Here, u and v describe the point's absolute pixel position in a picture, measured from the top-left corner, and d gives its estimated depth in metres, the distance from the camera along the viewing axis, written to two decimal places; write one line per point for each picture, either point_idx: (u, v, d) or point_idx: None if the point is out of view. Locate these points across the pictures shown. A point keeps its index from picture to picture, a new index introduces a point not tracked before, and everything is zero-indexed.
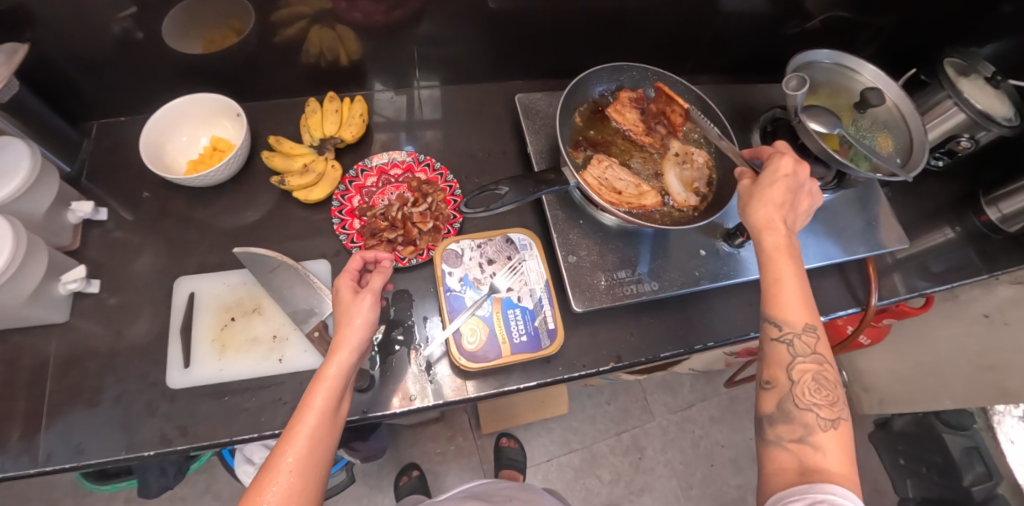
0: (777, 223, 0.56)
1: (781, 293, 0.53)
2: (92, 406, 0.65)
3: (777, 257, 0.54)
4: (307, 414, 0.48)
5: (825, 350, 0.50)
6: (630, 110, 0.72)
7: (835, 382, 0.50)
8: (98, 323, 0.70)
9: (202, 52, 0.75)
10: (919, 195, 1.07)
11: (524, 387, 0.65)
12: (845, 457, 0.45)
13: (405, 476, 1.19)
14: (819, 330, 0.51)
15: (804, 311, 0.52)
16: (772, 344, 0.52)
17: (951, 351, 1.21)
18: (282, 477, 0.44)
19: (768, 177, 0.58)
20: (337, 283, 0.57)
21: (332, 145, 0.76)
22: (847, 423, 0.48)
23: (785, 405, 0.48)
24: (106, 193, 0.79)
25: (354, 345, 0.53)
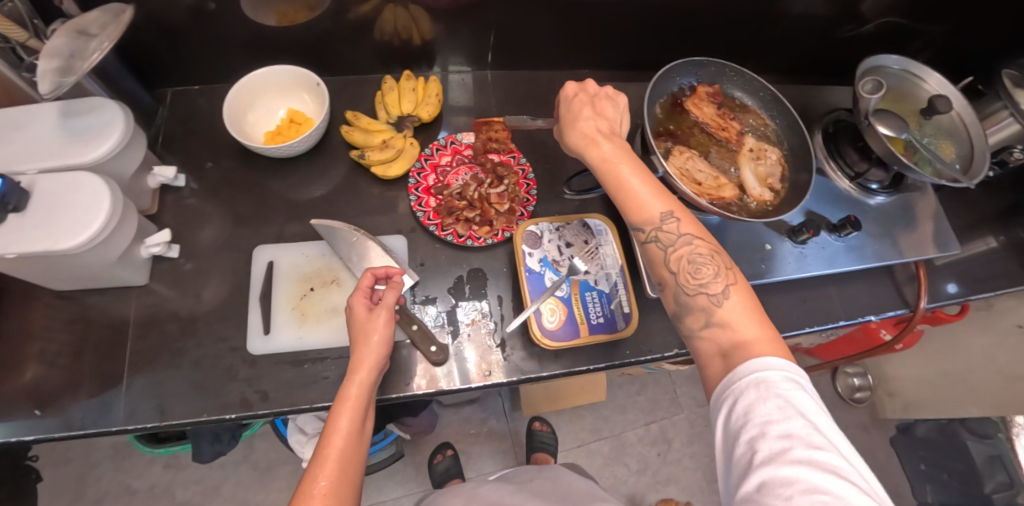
0: (598, 135, 0.57)
1: (632, 196, 0.53)
2: (172, 367, 0.66)
3: (614, 167, 0.54)
4: (335, 438, 0.50)
5: (690, 227, 0.51)
6: (707, 104, 0.73)
7: (714, 251, 0.51)
8: (175, 288, 0.72)
9: (275, 24, 0.75)
10: (964, 204, 1.08)
11: (595, 368, 0.67)
12: (751, 314, 0.47)
13: (439, 455, 1.22)
14: (676, 211, 0.52)
15: (658, 200, 0.53)
16: (648, 248, 0.53)
17: (979, 360, 1.22)
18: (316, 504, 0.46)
19: (568, 107, 0.60)
20: (351, 304, 0.58)
21: (410, 123, 0.78)
22: (739, 284, 0.49)
23: (681, 300, 0.50)
24: (179, 161, 0.80)
25: (373, 363, 0.55)
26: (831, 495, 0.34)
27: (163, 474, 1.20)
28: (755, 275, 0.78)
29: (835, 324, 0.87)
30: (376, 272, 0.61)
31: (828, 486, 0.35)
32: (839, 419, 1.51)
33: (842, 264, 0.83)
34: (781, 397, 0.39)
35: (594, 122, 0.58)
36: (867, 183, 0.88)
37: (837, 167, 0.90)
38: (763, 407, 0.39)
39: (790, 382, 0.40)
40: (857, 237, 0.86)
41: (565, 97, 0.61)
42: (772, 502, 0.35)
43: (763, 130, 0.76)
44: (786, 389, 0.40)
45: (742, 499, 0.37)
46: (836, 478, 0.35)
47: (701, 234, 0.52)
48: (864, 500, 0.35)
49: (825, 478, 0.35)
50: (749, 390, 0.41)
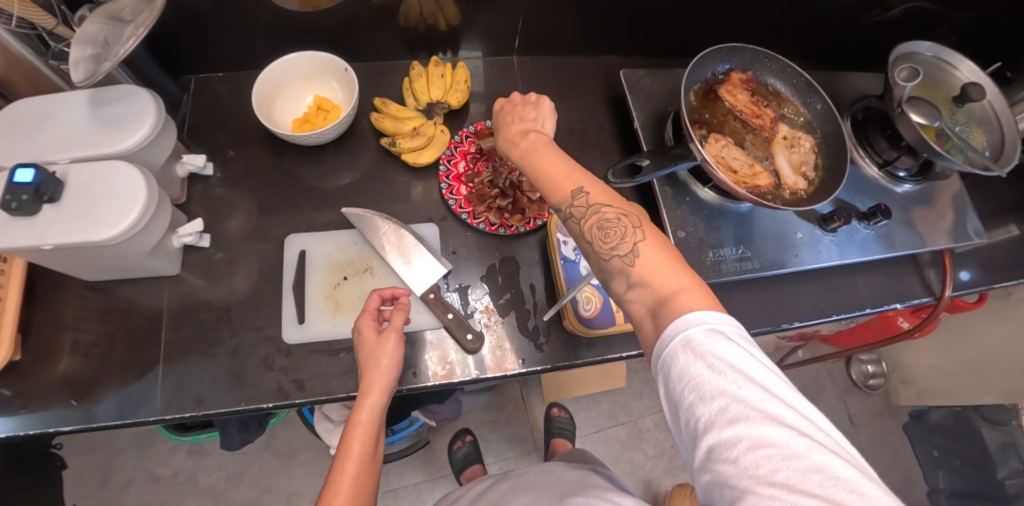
0: (516, 135, 0.56)
1: (545, 179, 0.53)
2: (208, 357, 0.67)
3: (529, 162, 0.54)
4: (346, 462, 0.51)
5: (598, 197, 0.50)
6: (741, 91, 0.72)
7: (623, 213, 0.48)
8: (207, 277, 0.72)
9: (299, 9, 0.73)
10: (988, 191, 1.08)
11: (628, 355, 0.67)
12: (667, 264, 0.44)
13: (459, 441, 1.23)
14: (585, 185, 0.51)
15: (566, 178, 0.52)
16: (569, 227, 0.51)
17: (997, 348, 1.23)
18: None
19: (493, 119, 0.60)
20: (359, 326, 0.58)
21: (439, 109, 0.76)
22: (652, 238, 0.46)
23: (600, 269, 0.48)
24: (205, 149, 0.79)
25: (383, 386, 0.55)
26: (774, 446, 0.32)
27: (187, 460, 1.22)
28: (784, 263, 0.77)
29: (860, 312, 0.88)
30: (383, 293, 0.61)
31: (769, 436, 0.32)
32: (853, 406, 1.52)
33: (870, 252, 0.83)
34: (706, 352, 0.37)
35: (517, 126, 0.58)
36: (896, 171, 0.87)
37: (865, 154, 0.89)
38: (693, 366, 0.37)
39: (712, 331, 0.38)
40: (885, 225, 0.86)
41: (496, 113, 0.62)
42: (722, 467, 0.33)
43: (797, 118, 0.75)
44: (710, 340, 0.37)
45: (700, 467, 0.35)
46: (773, 423, 0.33)
47: (611, 200, 0.50)
48: (805, 441, 0.32)
49: (763, 427, 0.33)
50: (678, 352, 0.38)
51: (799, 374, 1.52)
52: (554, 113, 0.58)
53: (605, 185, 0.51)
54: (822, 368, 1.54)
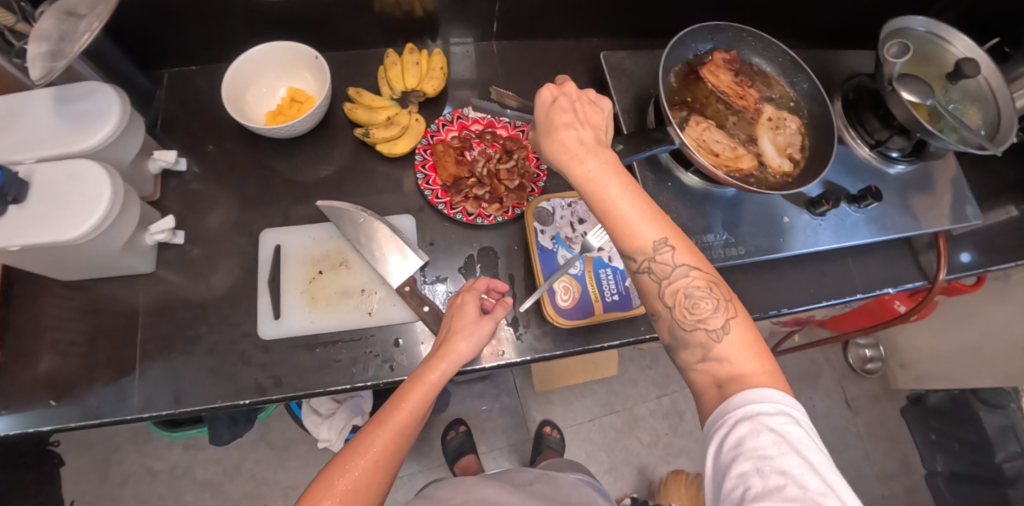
0: (582, 149, 0.47)
1: (620, 221, 0.46)
2: (184, 355, 0.66)
3: (599, 186, 0.46)
4: (399, 407, 0.52)
5: (687, 257, 0.45)
6: (724, 72, 0.69)
7: (712, 281, 0.46)
8: (184, 274, 0.71)
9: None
10: (987, 172, 1.06)
11: (610, 345, 0.66)
12: (755, 349, 0.43)
13: (453, 431, 1.23)
14: (669, 236, 0.45)
15: (650, 226, 0.46)
16: (640, 279, 0.47)
17: (996, 330, 1.22)
18: (365, 463, 0.48)
19: (541, 115, 0.49)
20: (463, 298, 0.60)
21: (414, 98, 0.75)
22: (740, 316, 0.44)
23: (676, 335, 0.45)
24: (181, 144, 0.78)
25: (459, 359, 0.56)
26: None
27: (183, 455, 1.22)
28: (771, 249, 0.76)
29: (852, 297, 0.85)
30: (494, 284, 0.63)
31: None
32: (851, 391, 1.51)
33: (861, 236, 0.81)
34: (775, 432, 0.37)
35: (578, 133, 0.48)
36: (888, 151, 0.84)
37: (856, 135, 0.86)
38: (757, 442, 0.37)
39: (785, 416, 0.38)
40: (877, 208, 0.83)
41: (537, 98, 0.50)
42: None
43: (782, 98, 0.72)
44: (781, 425, 0.37)
45: None
46: None
47: (699, 262, 0.46)
48: None
49: None
50: (742, 423, 0.38)
51: (797, 359, 1.51)
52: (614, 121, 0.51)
53: (689, 239, 0.46)
54: (820, 353, 1.53)
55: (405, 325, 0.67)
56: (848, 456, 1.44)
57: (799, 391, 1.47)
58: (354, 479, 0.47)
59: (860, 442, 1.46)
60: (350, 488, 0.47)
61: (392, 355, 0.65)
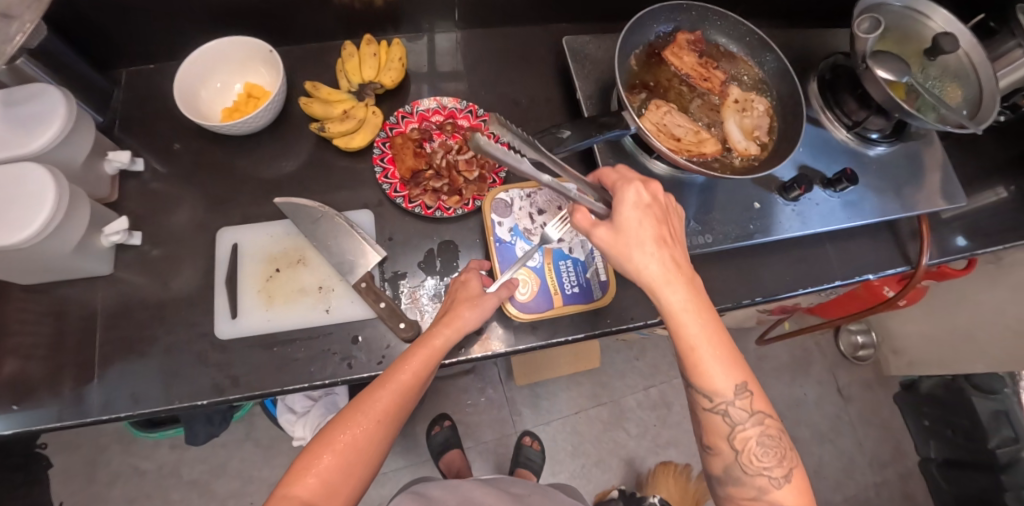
0: (675, 278, 0.48)
1: (698, 361, 0.48)
2: (143, 356, 0.65)
3: (685, 320, 0.48)
4: (402, 372, 0.54)
5: (761, 405, 0.49)
6: (688, 53, 0.66)
7: (778, 430, 0.50)
8: (144, 275, 0.70)
9: None
10: (972, 153, 1.04)
11: (572, 339, 0.64)
12: (802, 497, 0.48)
13: (437, 426, 1.22)
14: (749, 381, 0.48)
15: (730, 371, 0.48)
16: (709, 414, 0.49)
17: (988, 316, 1.19)
18: (366, 423, 0.52)
19: (633, 228, 0.49)
20: (467, 275, 0.61)
21: (371, 90, 0.74)
22: (798, 467, 0.49)
23: (736, 475, 0.49)
24: (141, 144, 0.76)
25: (462, 328, 0.57)
26: None
27: (169, 455, 1.22)
28: (742, 236, 0.73)
29: (831, 284, 0.82)
30: (481, 266, 0.62)
31: None
32: (843, 378, 1.49)
33: (837, 221, 0.78)
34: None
35: (671, 257, 0.49)
36: (868, 132, 0.81)
37: (834, 117, 0.82)
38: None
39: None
40: (854, 191, 0.80)
41: (624, 206, 0.50)
42: None
43: (750, 80, 0.69)
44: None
45: None
46: None
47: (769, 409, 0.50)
48: None
49: None
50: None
51: (788, 348, 1.48)
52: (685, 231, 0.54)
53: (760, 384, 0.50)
54: (812, 341, 1.51)
55: (362, 322, 0.65)
56: (841, 444, 1.42)
57: (790, 379, 1.45)
58: (356, 437, 0.51)
59: (853, 430, 1.44)
60: (352, 445, 0.51)
61: (351, 353, 0.64)
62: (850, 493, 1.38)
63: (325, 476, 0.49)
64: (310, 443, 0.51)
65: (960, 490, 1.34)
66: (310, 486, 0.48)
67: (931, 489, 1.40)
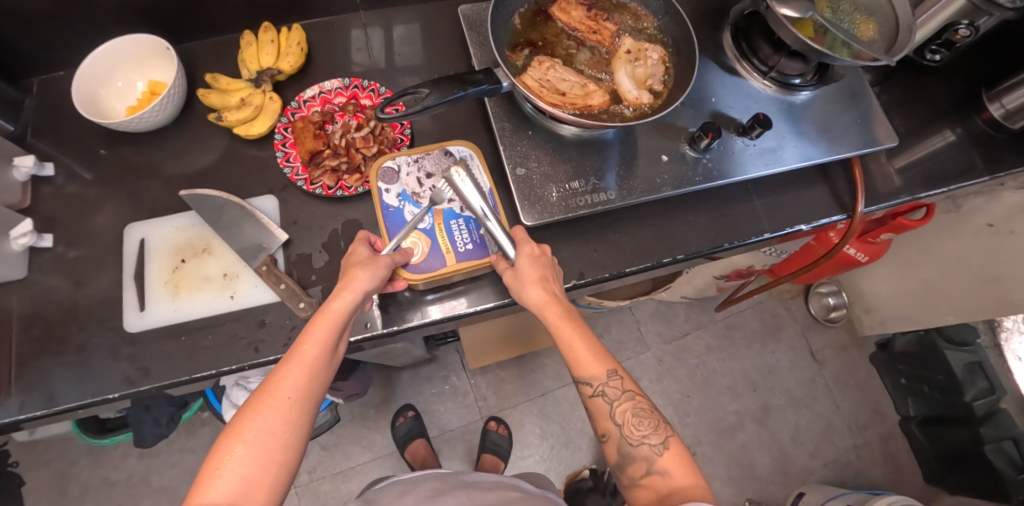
0: (552, 298, 0.56)
1: (577, 357, 0.55)
2: (56, 356, 0.65)
3: (563, 328, 0.55)
4: (308, 344, 0.51)
5: (631, 384, 0.55)
6: (575, 8, 0.66)
7: (651, 405, 0.55)
8: (57, 276, 0.70)
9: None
10: (919, 97, 1.00)
11: (481, 309, 0.65)
12: (687, 465, 0.51)
13: (401, 417, 1.22)
14: (618, 367, 0.55)
15: (602, 359, 0.55)
16: (593, 401, 0.55)
17: (952, 265, 1.18)
18: (277, 406, 0.47)
19: (519, 261, 0.57)
20: (353, 246, 0.59)
21: (269, 77, 0.74)
22: (675, 437, 0.53)
23: (625, 452, 0.53)
24: (54, 148, 0.76)
25: (362, 289, 0.55)
26: None
27: (138, 463, 1.23)
28: (650, 191, 0.67)
29: (758, 237, 0.78)
30: (369, 236, 0.62)
31: None
32: (816, 342, 1.47)
33: (754, 169, 0.73)
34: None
35: (552, 285, 0.58)
36: (787, 77, 0.77)
37: (751, 66, 0.78)
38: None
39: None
40: (773, 136, 0.76)
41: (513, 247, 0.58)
42: None
43: (647, 30, 0.68)
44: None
45: None
46: None
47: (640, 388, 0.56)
48: None
49: None
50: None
51: (758, 315, 1.46)
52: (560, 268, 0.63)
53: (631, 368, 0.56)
54: (782, 306, 1.49)
55: (268, 306, 0.66)
56: (818, 409, 1.40)
57: (761, 347, 1.43)
58: (269, 423, 0.46)
59: (829, 393, 1.42)
60: (267, 433, 0.46)
61: (257, 336, 0.65)
62: (830, 457, 1.36)
63: (241, 472, 0.44)
64: (216, 444, 0.46)
65: (939, 445, 1.33)
66: (224, 486, 0.43)
67: (912, 446, 1.39)
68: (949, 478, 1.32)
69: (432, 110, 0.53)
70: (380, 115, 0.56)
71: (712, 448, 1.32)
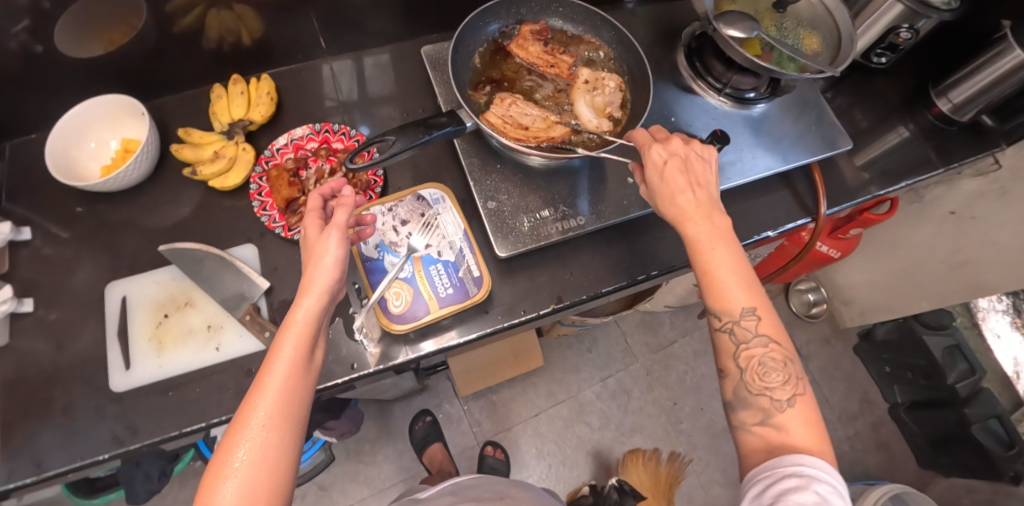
0: (698, 206, 0.55)
1: (718, 280, 0.53)
2: (41, 421, 0.65)
3: (705, 247, 0.54)
4: (274, 363, 0.44)
5: (770, 330, 0.51)
6: (533, 43, 0.68)
7: (786, 357, 0.52)
8: (38, 340, 0.70)
9: (104, 52, 0.72)
10: (870, 97, 1.05)
11: (465, 341, 0.65)
12: (813, 425, 0.48)
13: (419, 421, 1.25)
14: (758, 309, 0.52)
15: (741, 293, 0.52)
16: (717, 335, 0.53)
17: (923, 252, 1.22)
18: (255, 433, 0.41)
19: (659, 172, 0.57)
20: (304, 224, 0.53)
21: (241, 128, 0.75)
22: (805, 396, 0.50)
23: (741, 394, 0.51)
24: (29, 211, 0.77)
25: (323, 288, 0.49)
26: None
27: None
28: (618, 214, 0.69)
29: None
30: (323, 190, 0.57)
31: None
32: (800, 337, 1.50)
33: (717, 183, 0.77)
34: (820, 495, 0.41)
35: (690, 196, 0.56)
36: (741, 92, 0.80)
37: (706, 84, 0.81)
38: (800, 496, 0.41)
39: (829, 487, 0.42)
40: (734, 152, 0.79)
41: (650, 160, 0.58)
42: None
43: (603, 59, 0.71)
44: (826, 492, 0.42)
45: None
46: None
47: (778, 336, 0.52)
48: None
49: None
50: (791, 478, 0.43)
51: None
52: (717, 170, 0.59)
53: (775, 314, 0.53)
54: None
55: (252, 355, 0.67)
56: None
57: None
58: (254, 452, 0.40)
59: (816, 387, 1.45)
60: (256, 464, 0.40)
61: (244, 385, 0.66)
62: None
63: None
64: (200, 490, 0.39)
65: (929, 429, 1.36)
66: None
67: (903, 433, 1.42)
68: (942, 461, 1.34)
69: (403, 155, 0.55)
70: (349, 165, 0.57)
71: (708, 453, 1.31)
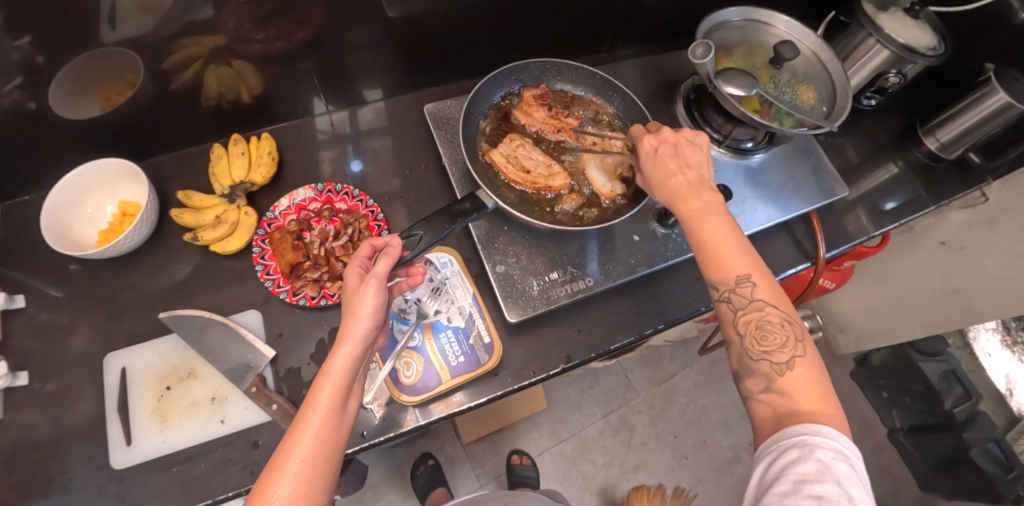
0: (688, 185, 0.57)
1: (715, 250, 0.53)
2: (41, 500, 0.62)
3: (703, 222, 0.55)
4: (311, 413, 0.45)
5: (766, 293, 0.51)
6: (537, 109, 0.72)
7: (786, 319, 0.51)
8: (33, 413, 0.67)
9: (100, 111, 0.70)
10: (860, 135, 1.07)
11: (475, 405, 0.64)
12: (817, 388, 0.47)
13: (421, 466, 1.23)
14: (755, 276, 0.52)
15: (738, 264, 0.53)
16: (719, 306, 0.53)
17: (914, 280, 1.24)
18: (293, 475, 0.42)
19: (664, 152, 0.60)
20: (345, 274, 0.52)
21: (242, 191, 0.75)
22: (807, 358, 0.49)
23: (743, 361, 0.50)
24: (25, 277, 0.74)
25: (359, 337, 0.48)
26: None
27: None
28: (626, 273, 0.69)
29: None
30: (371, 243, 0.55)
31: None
32: None
33: None
34: (822, 462, 0.41)
35: (684, 176, 0.58)
36: (739, 143, 0.81)
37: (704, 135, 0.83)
38: (802, 469, 0.41)
39: (834, 453, 0.42)
40: (736, 203, 0.80)
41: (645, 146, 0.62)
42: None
43: (606, 118, 0.76)
44: (829, 459, 0.41)
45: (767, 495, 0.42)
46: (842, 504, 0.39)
47: (775, 300, 0.51)
48: None
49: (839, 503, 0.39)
50: (793, 450, 0.42)
51: None
52: (710, 156, 0.60)
53: (773, 281, 0.52)
54: None
55: (258, 426, 0.66)
56: None
57: None
58: (287, 496, 0.41)
59: None
60: None
61: (251, 457, 0.65)
62: None
63: None
64: None
65: (929, 452, 1.38)
66: None
67: (904, 457, 1.44)
68: (943, 485, 1.36)
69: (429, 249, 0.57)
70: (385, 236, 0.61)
71: (713, 487, 1.31)
